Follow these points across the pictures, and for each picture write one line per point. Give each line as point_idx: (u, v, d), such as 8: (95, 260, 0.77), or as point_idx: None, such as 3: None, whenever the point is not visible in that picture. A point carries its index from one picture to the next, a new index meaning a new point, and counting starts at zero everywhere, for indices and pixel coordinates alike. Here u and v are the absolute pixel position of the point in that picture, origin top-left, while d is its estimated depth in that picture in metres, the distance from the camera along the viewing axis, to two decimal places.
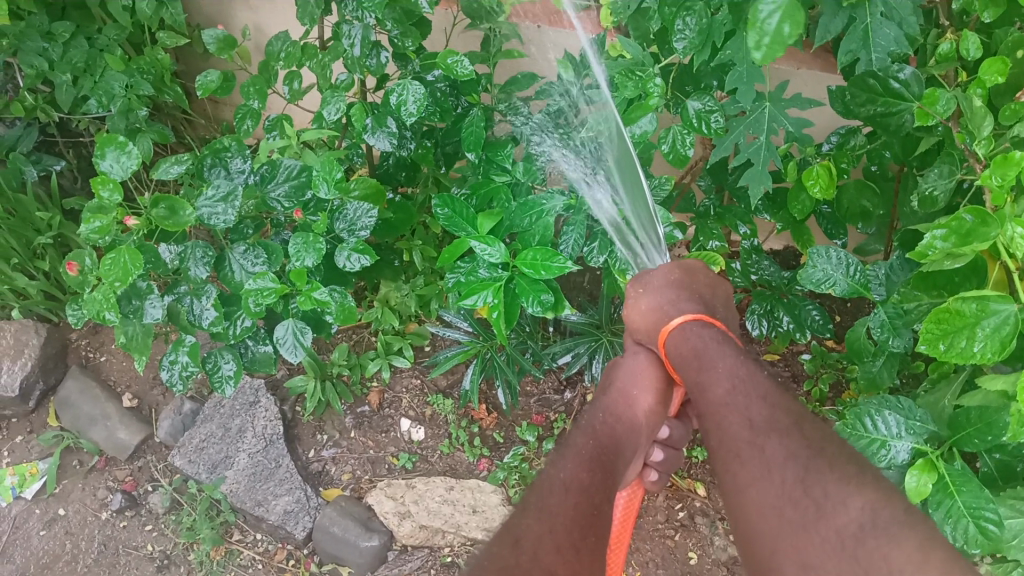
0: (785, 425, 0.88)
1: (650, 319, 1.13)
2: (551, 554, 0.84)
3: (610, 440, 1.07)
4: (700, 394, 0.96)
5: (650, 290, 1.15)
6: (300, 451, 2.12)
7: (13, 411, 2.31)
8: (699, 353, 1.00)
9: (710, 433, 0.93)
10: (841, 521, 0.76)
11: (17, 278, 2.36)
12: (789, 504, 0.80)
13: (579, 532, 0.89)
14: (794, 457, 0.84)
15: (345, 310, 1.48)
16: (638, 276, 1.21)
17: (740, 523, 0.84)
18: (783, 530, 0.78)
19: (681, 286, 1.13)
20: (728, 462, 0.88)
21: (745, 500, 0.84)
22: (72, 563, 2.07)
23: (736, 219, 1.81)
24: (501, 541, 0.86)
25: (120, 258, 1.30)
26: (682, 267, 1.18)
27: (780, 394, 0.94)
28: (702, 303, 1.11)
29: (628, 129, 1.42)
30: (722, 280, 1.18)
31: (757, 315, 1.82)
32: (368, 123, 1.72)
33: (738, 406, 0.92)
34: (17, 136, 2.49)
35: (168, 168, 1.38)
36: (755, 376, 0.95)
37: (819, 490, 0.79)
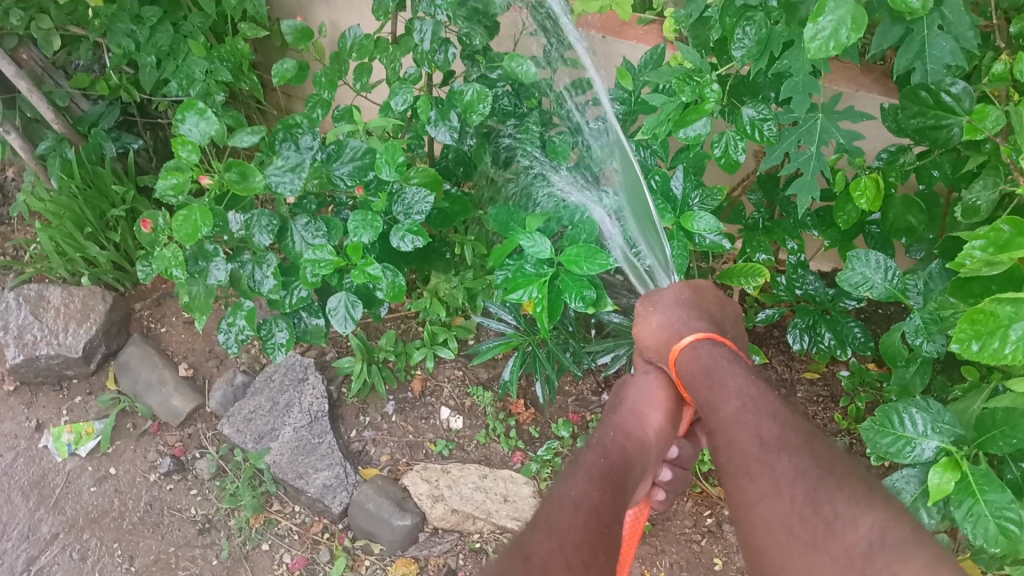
0: (794, 443, 0.93)
1: (661, 335, 1.20)
2: (561, 570, 0.89)
3: (621, 457, 1.12)
4: (711, 411, 1.03)
5: (659, 308, 1.22)
6: (343, 430, 2.19)
7: (75, 372, 2.42)
8: (709, 370, 1.06)
9: (721, 449, 0.98)
10: (851, 539, 0.80)
11: (89, 247, 2.48)
12: (800, 522, 0.85)
13: (588, 550, 0.93)
14: (805, 475, 0.89)
15: (396, 287, 1.53)
16: (650, 294, 1.29)
17: (749, 538, 0.90)
18: (792, 547, 0.84)
19: (690, 305, 1.21)
20: (739, 478, 0.94)
21: (755, 516, 0.89)
22: (118, 520, 2.15)
23: (784, 233, 1.82)
24: (512, 558, 0.91)
25: (192, 216, 1.38)
26: (692, 287, 1.25)
27: (790, 413, 0.99)
28: (711, 322, 1.18)
29: (681, 133, 1.44)
30: (729, 299, 1.26)
31: (799, 330, 1.85)
32: (431, 116, 1.78)
33: (749, 423, 0.98)
34: (100, 113, 2.63)
35: (243, 138, 1.47)
36: (765, 395, 1.02)
37: (828, 509, 0.84)
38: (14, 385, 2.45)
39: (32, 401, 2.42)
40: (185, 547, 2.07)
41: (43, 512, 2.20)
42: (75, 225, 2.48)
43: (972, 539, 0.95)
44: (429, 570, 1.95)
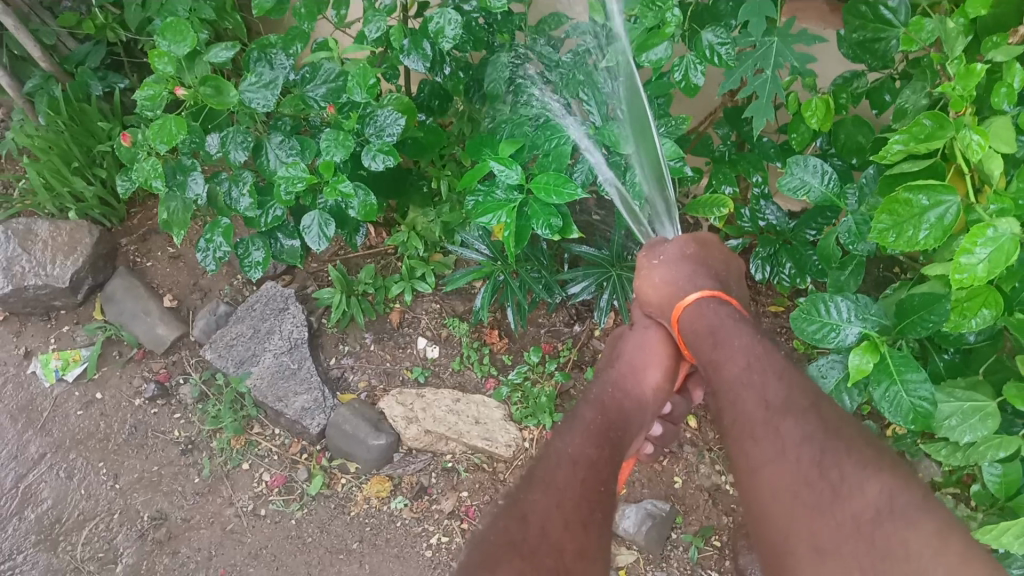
0: (800, 407, 1.01)
1: (663, 291, 1.30)
2: (558, 528, 0.95)
3: (617, 416, 1.24)
4: (714, 369, 1.13)
5: (665, 263, 1.32)
6: (322, 357, 2.26)
7: (62, 302, 2.48)
8: (715, 330, 1.17)
9: (727, 408, 1.07)
10: (858, 504, 0.86)
11: (75, 182, 2.53)
12: (805, 487, 0.91)
13: (586, 507, 1.01)
14: (812, 440, 0.95)
15: (368, 206, 1.61)
16: (654, 246, 1.38)
17: (753, 499, 0.96)
18: (799, 511, 0.89)
19: (696, 262, 1.30)
20: (744, 440, 1.01)
21: (761, 479, 0.96)
22: (104, 441, 2.22)
23: (748, 166, 1.88)
24: (511, 514, 0.98)
25: (167, 124, 1.45)
26: (697, 241, 1.34)
27: (795, 374, 1.08)
28: (715, 280, 1.28)
29: (644, 56, 1.51)
30: (733, 256, 1.36)
31: (760, 259, 1.92)
32: (404, 45, 1.84)
33: (755, 383, 1.07)
34: (85, 53, 2.64)
35: (218, 53, 1.51)
36: (770, 355, 1.11)
37: (835, 474, 0.90)
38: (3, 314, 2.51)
39: (21, 330, 2.49)
40: (168, 466, 2.15)
41: (32, 433, 2.27)
42: (61, 161, 2.54)
43: (890, 416, 1.06)
44: (402, 487, 2.03)
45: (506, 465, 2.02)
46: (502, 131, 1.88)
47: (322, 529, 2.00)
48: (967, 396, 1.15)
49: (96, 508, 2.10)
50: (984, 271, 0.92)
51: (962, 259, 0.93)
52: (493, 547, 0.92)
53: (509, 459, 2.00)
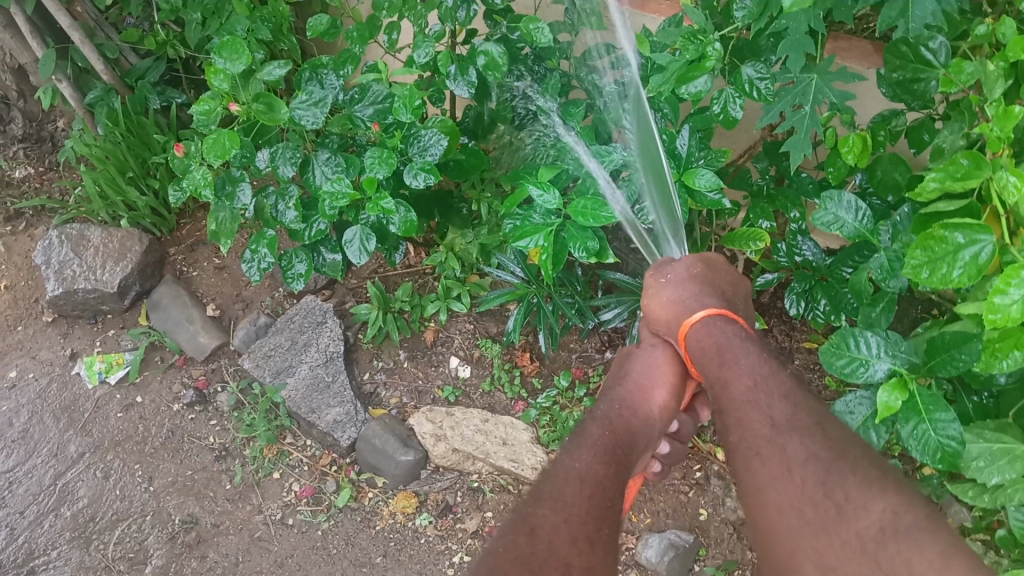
0: (806, 425, 0.99)
1: (671, 310, 1.26)
2: (566, 545, 0.93)
3: (626, 433, 1.20)
4: (722, 388, 1.09)
5: (671, 283, 1.29)
6: (357, 372, 2.30)
7: (110, 307, 2.56)
8: (722, 348, 1.13)
9: (732, 423, 1.04)
10: (862, 524, 0.85)
11: (129, 191, 2.62)
12: (810, 505, 0.90)
13: (594, 524, 0.97)
14: (817, 458, 0.94)
15: (408, 222, 1.65)
16: (662, 266, 1.36)
17: (758, 518, 0.94)
18: (806, 530, 0.88)
19: (703, 281, 1.27)
20: (748, 458, 0.98)
21: (766, 497, 0.94)
22: (141, 444, 2.28)
23: (786, 201, 1.88)
24: (517, 529, 0.95)
25: (221, 138, 1.52)
26: (704, 262, 1.32)
27: (798, 392, 1.06)
28: (722, 299, 1.25)
29: (685, 88, 1.55)
30: (741, 277, 1.32)
31: (795, 295, 1.90)
32: (452, 70, 1.90)
33: (760, 401, 1.04)
34: (147, 67, 2.77)
35: (271, 71, 1.59)
36: (774, 374, 1.08)
37: (840, 493, 0.89)
38: (54, 315, 2.60)
39: (68, 332, 2.57)
40: (201, 471, 2.19)
41: (73, 433, 2.33)
42: (117, 170, 2.63)
43: (918, 454, 1.10)
44: (428, 504, 2.05)
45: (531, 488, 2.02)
46: (540, 157, 1.93)
47: (348, 541, 2.02)
48: (995, 438, 1.18)
49: (129, 509, 2.14)
50: (1018, 311, 0.94)
51: (996, 299, 0.95)
52: (501, 559, 0.90)
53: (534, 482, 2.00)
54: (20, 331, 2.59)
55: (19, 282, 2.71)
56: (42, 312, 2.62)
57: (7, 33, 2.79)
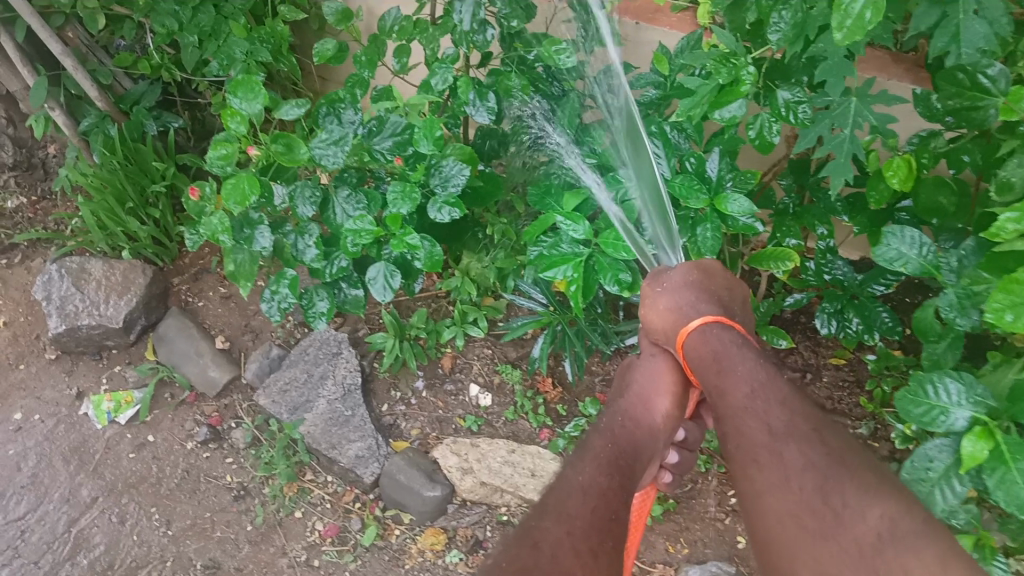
0: (803, 431, 0.95)
1: (667, 318, 1.22)
2: (569, 557, 0.93)
3: (629, 445, 1.17)
4: (718, 397, 1.05)
5: (667, 291, 1.24)
6: (375, 403, 2.24)
7: (115, 342, 2.48)
8: (718, 355, 1.08)
9: (729, 435, 1.00)
10: (860, 530, 0.83)
11: (130, 222, 2.55)
12: (807, 513, 0.87)
13: (597, 537, 0.97)
14: (814, 464, 0.91)
15: (433, 259, 1.59)
16: (658, 274, 1.30)
17: (755, 528, 0.91)
18: (802, 538, 0.85)
19: (699, 287, 1.22)
20: (746, 466, 0.95)
21: (761, 505, 0.91)
22: (156, 486, 2.21)
23: (813, 218, 1.81)
24: (521, 542, 0.95)
25: (240, 183, 1.47)
26: (700, 268, 1.26)
27: (798, 400, 1.01)
28: (719, 305, 1.19)
29: (718, 114, 1.51)
30: (738, 282, 1.26)
31: (826, 314, 1.83)
32: (471, 96, 1.85)
33: (758, 410, 1.00)
34: (142, 92, 2.69)
35: (288, 111, 1.54)
36: (774, 380, 1.04)
37: (838, 499, 0.87)
38: (56, 352, 2.52)
39: (72, 369, 2.49)
40: (221, 513, 2.13)
41: (83, 476, 2.25)
42: (116, 201, 2.54)
43: (1006, 505, 1.04)
44: (457, 540, 2.00)
45: None
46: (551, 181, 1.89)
47: None
48: None
49: (148, 556, 2.07)
50: None
51: None
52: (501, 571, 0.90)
53: None
54: (22, 370, 2.50)
55: (17, 317, 2.62)
56: (44, 348, 2.53)
57: None
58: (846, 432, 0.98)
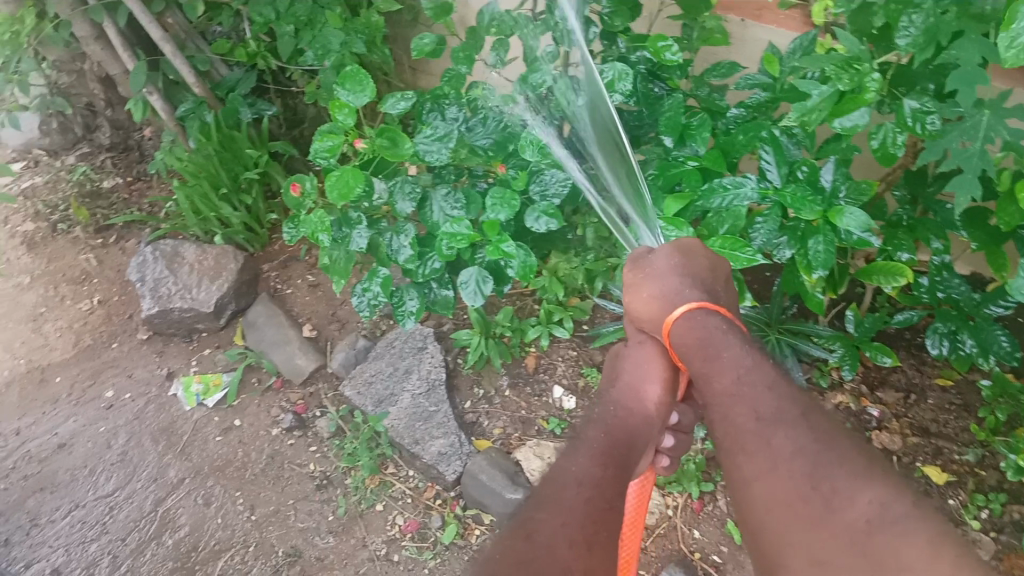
0: (791, 417, 0.98)
1: (652, 307, 1.20)
2: (564, 548, 0.94)
3: (624, 435, 1.17)
4: (705, 382, 1.08)
5: (652, 277, 1.22)
6: (458, 400, 2.23)
7: (205, 325, 2.53)
8: (704, 342, 1.10)
9: (718, 421, 1.04)
10: (851, 515, 0.84)
11: (223, 207, 2.59)
12: (799, 499, 0.89)
13: (592, 527, 0.99)
14: (802, 450, 0.93)
15: (526, 266, 1.58)
16: (638, 257, 1.29)
17: (749, 513, 0.93)
18: (794, 523, 0.87)
19: (683, 271, 1.20)
20: (736, 452, 0.99)
21: (752, 491, 0.94)
22: (241, 470, 2.23)
23: (928, 233, 1.72)
24: (516, 534, 0.97)
25: (344, 176, 1.46)
26: (680, 249, 1.25)
27: (785, 384, 1.05)
28: (704, 290, 1.18)
29: (839, 122, 1.46)
30: (720, 258, 1.27)
31: (937, 334, 1.75)
32: None
33: (745, 396, 1.03)
34: (238, 79, 2.70)
35: (394, 104, 1.53)
36: (761, 365, 1.07)
37: (827, 485, 0.88)
38: (148, 333, 2.58)
39: (163, 350, 2.54)
40: (303, 501, 2.14)
41: (172, 456, 2.28)
42: (210, 185, 2.58)
43: None
44: None
45: (648, 532, 1.93)
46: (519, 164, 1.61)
47: None
48: None
49: (232, 539, 2.09)
50: None
51: None
52: (501, 564, 0.91)
53: (651, 527, 1.94)
54: (115, 349, 2.56)
55: (112, 297, 2.68)
56: (137, 329, 2.59)
57: (99, 44, 2.76)
58: (846, 429, 0.98)
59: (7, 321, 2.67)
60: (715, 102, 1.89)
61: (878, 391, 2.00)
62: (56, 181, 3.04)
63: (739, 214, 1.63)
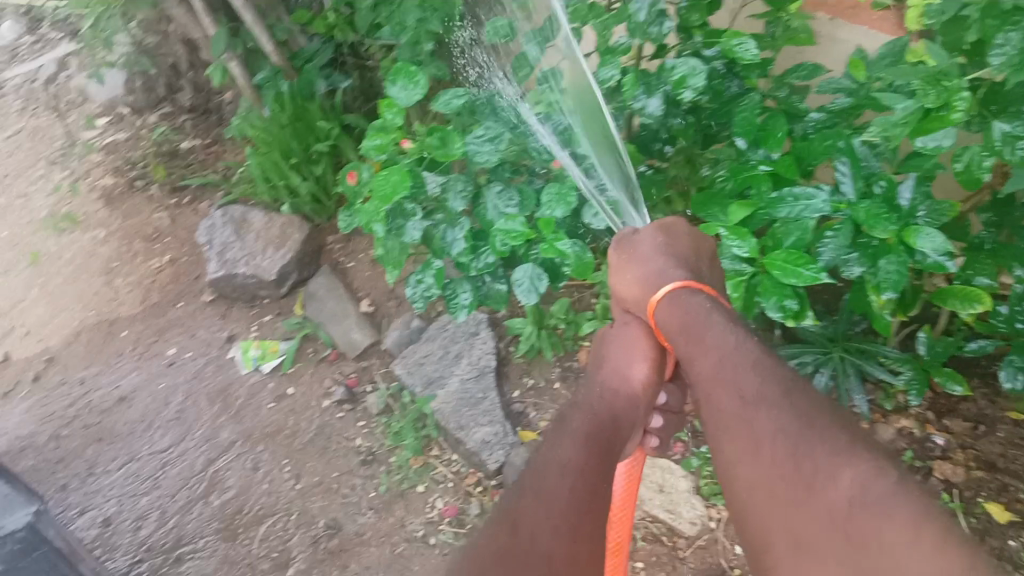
0: (773, 398, 1.00)
1: (636, 289, 1.31)
2: (546, 538, 1.06)
3: (608, 420, 1.26)
4: (689, 362, 1.14)
5: (636, 261, 1.33)
6: (507, 388, 2.22)
7: (267, 292, 2.57)
8: (687, 325, 1.16)
9: (706, 400, 1.08)
10: (833, 496, 0.85)
11: (293, 177, 2.62)
12: (783, 484, 0.90)
13: (579, 518, 1.11)
14: (785, 430, 0.95)
15: (582, 264, 1.54)
16: (625, 241, 1.38)
17: (741, 504, 0.95)
18: (779, 509, 0.89)
19: (666, 254, 1.30)
20: (725, 432, 1.02)
21: (738, 473, 0.97)
22: (290, 438, 2.27)
23: (1011, 260, 1.60)
24: (503, 525, 1.09)
25: (392, 177, 1.54)
26: (662, 231, 1.35)
27: (767, 361, 1.08)
28: (689, 271, 1.28)
29: (923, 140, 1.37)
30: (700, 236, 1.38)
31: (1013, 368, 1.66)
32: (639, 92, 1.76)
33: (728, 377, 1.07)
34: (317, 49, 2.66)
35: (450, 101, 1.62)
36: (740, 346, 1.10)
37: (810, 465, 0.89)
38: (212, 296, 2.63)
39: (226, 314, 2.59)
40: (347, 474, 2.16)
41: (225, 419, 2.33)
42: (281, 153, 2.64)
43: None
44: None
45: (688, 542, 1.89)
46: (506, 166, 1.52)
47: None
48: None
49: (276, 505, 2.13)
50: None
51: None
52: (488, 558, 1.03)
53: (691, 537, 1.90)
54: (180, 308, 2.63)
55: (181, 257, 2.75)
56: (202, 291, 2.65)
57: (185, 8, 2.80)
58: (824, 397, 1.01)
59: (81, 273, 2.77)
60: (794, 104, 1.80)
61: (945, 419, 1.91)
62: (138, 139, 3.12)
63: (808, 228, 1.54)
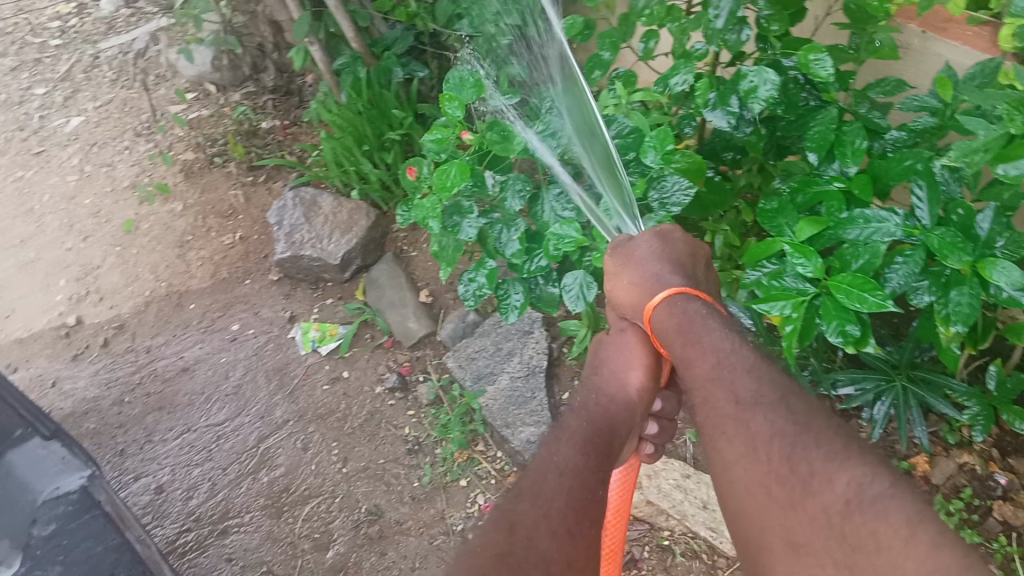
0: (768, 399, 1.04)
1: (633, 293, 1.29)
2: (547, 538, 0.97)
3: (605, 423, 1.21)
4: (686, 367, 1.14)
5: (632, 264, 1.31)
6: (557, 390, 2.20)
7: (331, 276, 2.61)
8: (682, 326, 1.17)
9: (700, 407, 1.09)
10: (828, 497, 0.89)
11: (364, 164, 2.64)
12: (777, 481, 0.94)
13: (574, 517, 1.01)
14: (779, 432, 0.99)
15: None
16: (621, 245, 1.37)
17: (727, 497, 0.99)
18: (772, 507, 0.92)
19: (662, 257, 1.29)
20: (716, 435, 1.04)
21: (733, 477, 0.98)
22: (341, 422, 2.30)
23: None
24: (499, 526, 0.99)
25: (449, 169, 1.53)
26: (660, 234, 1.34)
27: (762, 366, 1.11)
28: (685, 276, 1.27)
29: (1003, 168, 1.28)
30: (697, 245, 1.35)
31: None
32: (710, 98, 1.72)
33: (724, 380, 1.08)
34: (396, 37, 2.64)
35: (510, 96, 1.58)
36: (738, 350, 1.12)
37: (805, 467, 0.93)
38: (278, 275, 2.69)
39: (290, 294, 2.64)
40: (392, 462, 2.19)
41: (280, 397, 2.39)
42: (354, 140, 2.66)
43: None
44: None
45: (728, 563, 1.86)
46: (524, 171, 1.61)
47: None
48: None
49: (322, 487, 2.18)
50: None
51: None
52: (487, 558, 0.93)
53: (732, 558, 1.86)
54: (247, 285, 2.69)
55: (252, 235, 2.82)
56: (269, 270, 2.71)
57: None
58: (831, 419, 1.01)
59: (157, 245, 2.86)
60: (873, 120, 1.71)
61: (1010, 458, 1.84)
62: (220, 117, 3.20)
63: (879, 251, 1.45)
